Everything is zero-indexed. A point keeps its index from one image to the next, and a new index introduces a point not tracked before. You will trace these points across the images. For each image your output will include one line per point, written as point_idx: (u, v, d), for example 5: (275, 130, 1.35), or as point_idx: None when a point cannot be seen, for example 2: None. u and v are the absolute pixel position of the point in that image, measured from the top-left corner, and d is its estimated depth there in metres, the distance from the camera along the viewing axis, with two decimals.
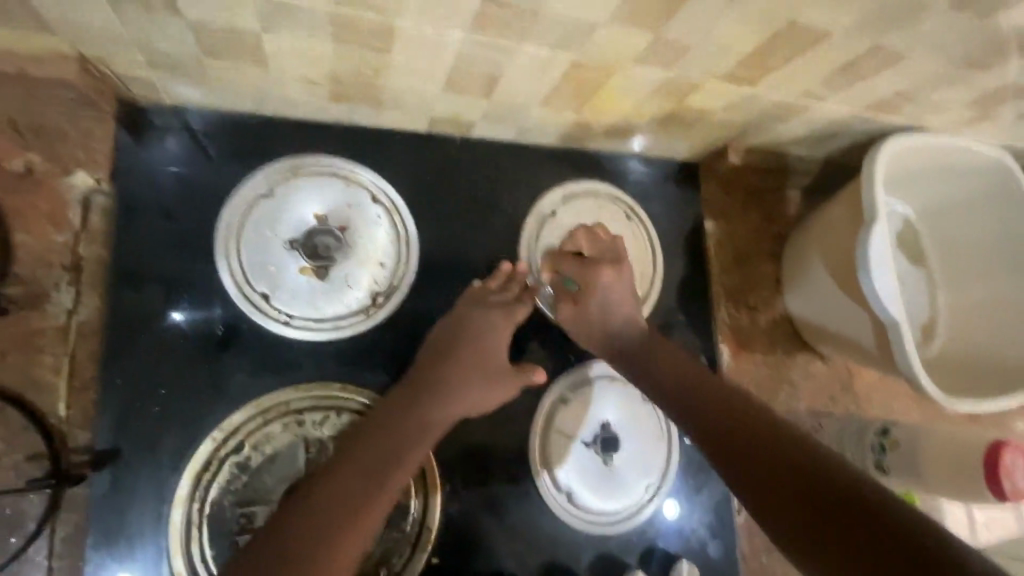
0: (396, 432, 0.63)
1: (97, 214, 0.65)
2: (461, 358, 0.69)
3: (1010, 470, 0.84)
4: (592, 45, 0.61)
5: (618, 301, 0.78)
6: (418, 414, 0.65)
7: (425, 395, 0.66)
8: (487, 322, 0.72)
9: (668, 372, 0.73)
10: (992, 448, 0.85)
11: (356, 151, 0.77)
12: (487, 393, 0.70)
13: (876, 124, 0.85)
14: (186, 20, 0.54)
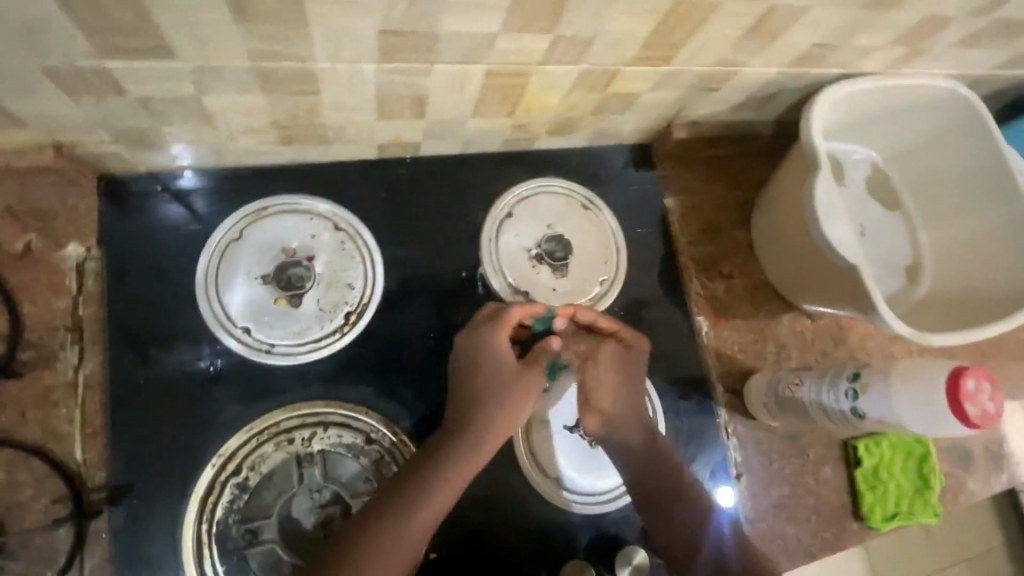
0: (436, 476, 0.67)
1: (91, 278, 0.74)
2: (488, 396, 0.73)
3: (976, 394, 0.62)
4: (496, 54, 0.65)
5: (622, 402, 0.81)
6: (459, 460, 0.69)
7: (463, 441, 0.70)
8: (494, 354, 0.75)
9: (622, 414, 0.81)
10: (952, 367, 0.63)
11: (314, 186, 0.83)
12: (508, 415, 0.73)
13: (811, 78, 0.86)
14: (131, 97, 0.61)
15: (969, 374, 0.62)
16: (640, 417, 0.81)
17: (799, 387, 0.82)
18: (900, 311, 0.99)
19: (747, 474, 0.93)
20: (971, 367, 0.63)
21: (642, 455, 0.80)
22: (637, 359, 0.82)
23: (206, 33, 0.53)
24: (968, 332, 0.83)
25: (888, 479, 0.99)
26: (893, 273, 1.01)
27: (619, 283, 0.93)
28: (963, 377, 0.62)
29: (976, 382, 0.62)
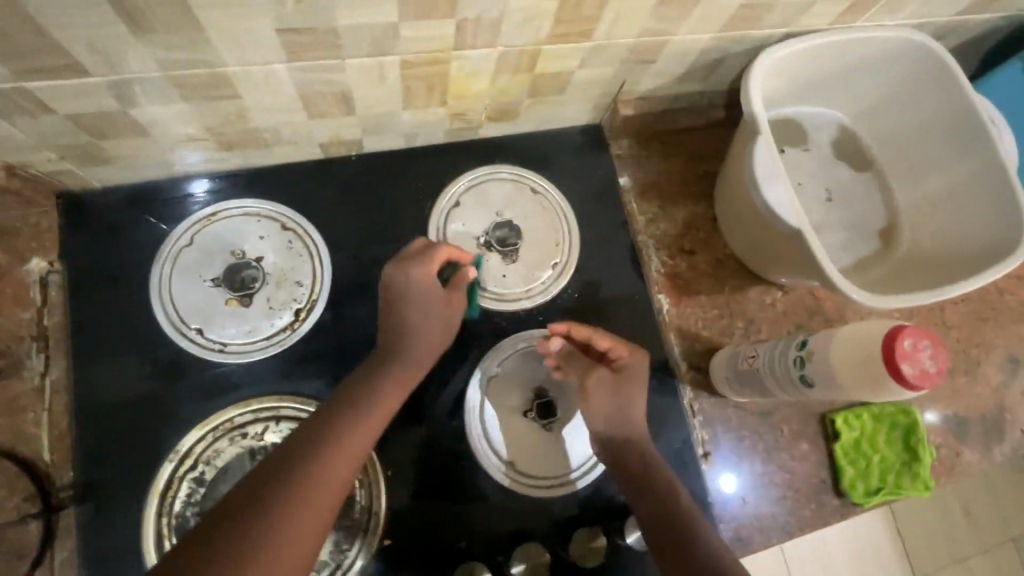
0: (352, 425, 0.65)
1: (54, 290, 0.78)
2: (401, 342, 0.74)
3: (913, 353, 0.58)
4: (405, 44, 0.66)
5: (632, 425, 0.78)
6: (372, 407, 0.67)
7: (372, 390, 0.69)
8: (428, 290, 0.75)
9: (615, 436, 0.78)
10: (891, 327, 0.60)
11: (261, 189, 0.86)
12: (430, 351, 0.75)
13: (752, 40, 0.83)
14: (60, 114, 0.64)
15: (905, 332, 0.59)
16: (630, 420, 0.78)
17: (755, 358, 0.80)
18: (871, 276, 0.96)
19: (716, 452, 0.91)
20: (910, 326, 0.60)
21: (630, 458, 0.76)
22: (636, 378, 0.79)
23: (108, 47, 0.56)
24: (928, 294, 0.79)
25: (872, 453, 0.95)
26: (864, 237, 0.97)
27: (572, 265, 0.92)
28: (898, 335, 0.59)
29: (914, 341, 0.59)
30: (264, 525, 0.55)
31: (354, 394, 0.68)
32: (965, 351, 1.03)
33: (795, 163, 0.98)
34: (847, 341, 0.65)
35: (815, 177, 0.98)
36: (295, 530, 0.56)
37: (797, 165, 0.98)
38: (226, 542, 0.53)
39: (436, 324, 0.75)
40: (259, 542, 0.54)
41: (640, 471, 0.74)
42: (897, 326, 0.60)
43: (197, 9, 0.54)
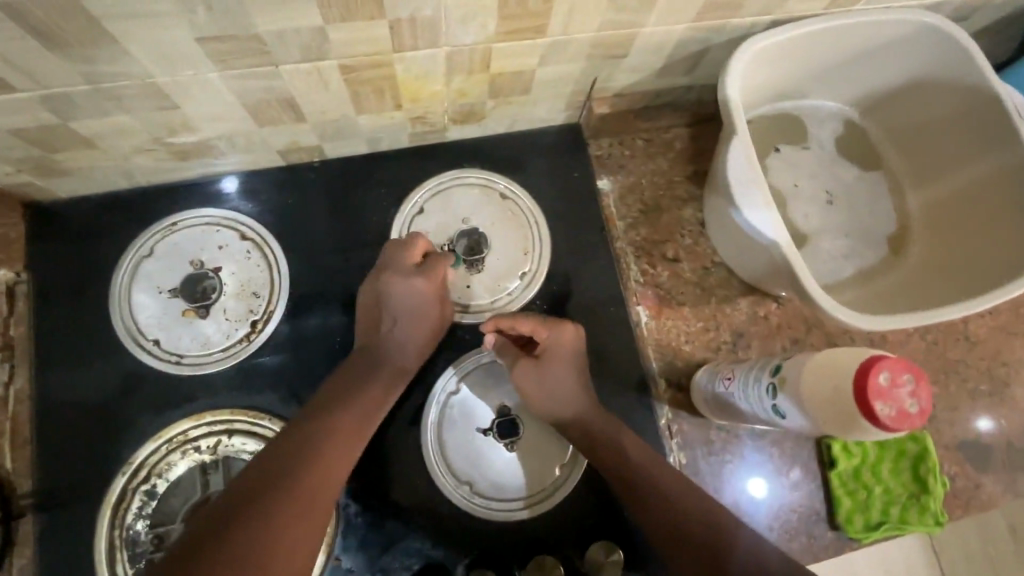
0: (334, 433, 0.66)
1: (21, 300, 0.79)
2: (382, 347, 0.76)
3: (890, 390, 0.53)
4: (338, 47, 0.62)
5: (584, 412, 0.75)
6: (351, 414, 0.69)
7: (350, 397, 0.71)
8: (398, 270, 0.76)
9: (582, 427, 0.75)
10: (866, 357, 0.55)
11: (221, 198, 0.85)
12: (419, 326, 0.78)
13: (735, 30, 0.75)
14: (3, 130, 0.64)
15: (881, 365, 0.53)
16: (592, 411, 0.75)
17: (730, 380, 0.75)
18: (877, 287, 0.86)
19: (696, 477, 0.85)
20: (886, 357, 0.54)
21: (606, 451, 0.73)
22: (563, 358, 0.76)
23: (26, 61, 0.55)
24: (926, 315, 0.70)
25: (873, 484, 0.86)
26: (869, 245, 0.88)
27: (541, 275, 0.88)
28: (873, 369, 0.53)
29: (891, 376, 0.53)
30: (271, 524, 0.55)
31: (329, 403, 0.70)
32: (990, 371, 0.92)
33: (792, 163, 0.90)
34: (818, 369, 0.59)
35: (813, 179, 0.90)
36: (297, 526, 0.57)
37: (794, 165, 0.90)
38: (231, 541, 0.53)
39: (413, 298, 0.76)
40: (264, 535, 0.54)
41: (618, 462, 0.72)
42: (874, 356, 0.55)
43: (106, 21, 0.52)
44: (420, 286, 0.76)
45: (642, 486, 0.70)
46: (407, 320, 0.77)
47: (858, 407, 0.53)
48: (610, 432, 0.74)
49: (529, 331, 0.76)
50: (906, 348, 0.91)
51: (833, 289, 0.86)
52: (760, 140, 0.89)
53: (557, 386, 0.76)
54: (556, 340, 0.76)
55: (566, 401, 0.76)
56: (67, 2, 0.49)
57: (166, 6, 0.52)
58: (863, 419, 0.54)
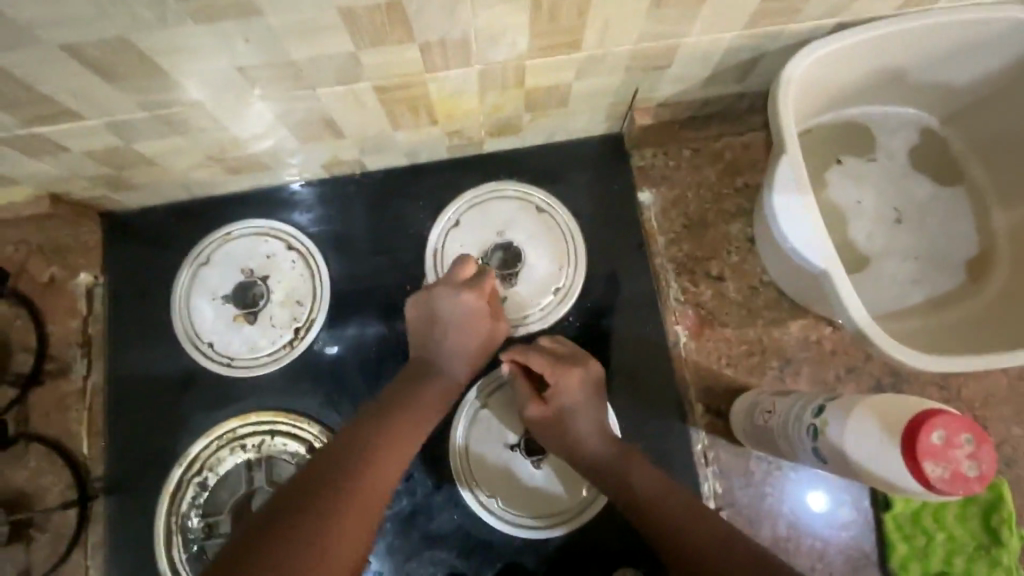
0: (384, 438, 0.66)
1: (97, 301, 0.87)
2: (432, 361, 0.76)
3: (943, 450, 0.49)
4: (372, 71, 0.63)
5: (591, 445, 0.74)
6: (402, 420, 0.69)
7: (401, 404, 0.70)
8: (449, 284, 0.77)
9: (586, 459, 0.74)
10: (918, 412, 0.51)
11: (270, 209, 0.89)
12: (469, 334, 0.76)
13: (792, 36, 0.69)
14: (78, 152, 0.71)
15: (935, 423, 0.50)
16: (601, 446, 0.74)
17: (772, 415, 0.71)
18: (950, 315, 0.78)
19: (732, 508, 0.81)
20: (942, 414, 0.50)
21: (610, 481, 0.72)
22: (571, 395, 0.76)
23: (90, 92, 0.60)
24: (996, 356, 0.64)
25: (934, 529, 0.78)
26: (941, 268, 0.80)
27: (575, 290, 0.86)
28: (926, 427, 0.50)
29: (945, 434, 0.50)
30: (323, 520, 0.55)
31: (382, 410, 0.70)
32: None
33: (855, 176, 0.82)
34: (862, 419, 0.56)
35: (880, 193, 0.82)
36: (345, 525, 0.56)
37: (858, 178, 0.82)
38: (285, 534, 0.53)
39: (465, 315, 0.76)
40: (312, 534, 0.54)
41: (620, 492, 0.71)
42: (928, 407, 0.52)
43: (157, 55, 0.56)
44: (470, 301, 0.75)
45: (648, 513, 0.69)
46: (457, 328, 0.76)
47: (908, 467, 0.51)
48: (617, 463, 0.73)
49: (538, 369, 0.77)
50: (983, 383, 0.82)
51: (897, 317, 0.79)
52: (820, 151, 0.82)
53: (570, 420, 0.75)
54: (565, 383, 0.76)
55: (568, 435, 0.75)
56: (121, 41, 0.53)
57: (208, 40, 0.55)
58: (912, 479, 0.51)
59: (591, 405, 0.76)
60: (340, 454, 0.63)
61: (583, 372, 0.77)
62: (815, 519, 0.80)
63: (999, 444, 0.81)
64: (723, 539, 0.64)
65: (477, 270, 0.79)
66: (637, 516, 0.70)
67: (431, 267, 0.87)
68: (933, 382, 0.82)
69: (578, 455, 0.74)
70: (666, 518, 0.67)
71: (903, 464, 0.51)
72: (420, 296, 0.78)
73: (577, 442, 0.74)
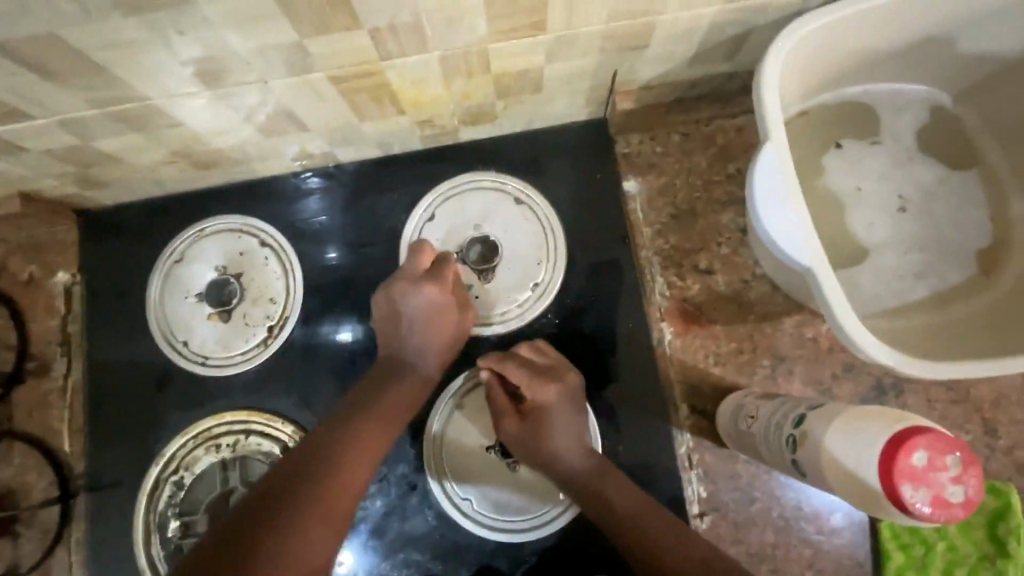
0: (356, 445, 0.63)
1: (75, 300, 0.87)
2: (398, 359, 0.72)
3: (925, 473, 0.45)
4: (323, 60, 0.60)
5: (567, 459, 0.71)
6: (377, 429, 0.66)
7: (372, 412, 0.67)
8: (408, 278, 0.74)
9: (564, 473, 0.71)
10: (901, 430, 0.47)
11: (243, 204, 0.87)
12: (434, 326, 0.73)
13: (781, 8, 0.63)
14: (36, 151, 0.69)
15: (917, 442, 0.45)
16: (577, 462, 0.71)
17: (754, 420, 0.66)
18: (958, 311, 0.72)
19: (717, 513, 0.77)
20: (926, 433, 0.46)
21: (587, 496, 0.70)
22: (549, 409, 0.73)
23: (34, 92, 0.58)
24: (1002, 361, 0.59)
25: (934, 538, 0.74)
26: (949, 261, 0.74)
27: (554, 285, 0.82)
28: (906, 446, 0.46)
29: (928, 455, 0.45)
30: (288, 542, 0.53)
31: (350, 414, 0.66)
32: None
33: (856, 161, 0.76)
34: (842, 433, 0.51)
35: (883, 180, 0.76)
36: (308, 540, 0.54)
37: (859, 164, 0.76)
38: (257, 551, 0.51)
39: (429, 307, 0.73)
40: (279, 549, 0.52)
41: (598, 509, 0.69)
42: (912, 423, 0.47)
43: (92, 52, 0.53)
44: (433, 293, 0.73)
45: (619, 526, 0.67)
46: (422, 321, 0.73)
47: (884, 488, 0.46)
48: (595, 480, 0.70)
49: (514, 381, 0.74)
50: (994, 384, 0.76)
51: (899, 313, 0.73)
52: (817, 134, 0.76)
53: (547, 434, 0.72)
54: (540, 398, 0.73)
55: (543, 449, 0.72)
56: (51, 38, 0.51)
57: (139, 33, 0.52)
58: (890, 503, 0.47)
59: (570, 419, 0.73)
60: (305, 466, 0.60)
61: (562, 383, 0.74)
62: (806, 526, 0.76)
63: (1009, 449, 0.75)
64: (711, 557, 0.60)
65: (438, 259, 0.76)
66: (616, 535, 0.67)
67: (404, 262, 0.84)
68: (938, 382, 0.77)
69: (553, 467, 0.72)
70: (647, 543, 0.64)
71: (882, 487, 0.47)
72: (381, 291, 0.75)
73: (553, 455, 0.72)
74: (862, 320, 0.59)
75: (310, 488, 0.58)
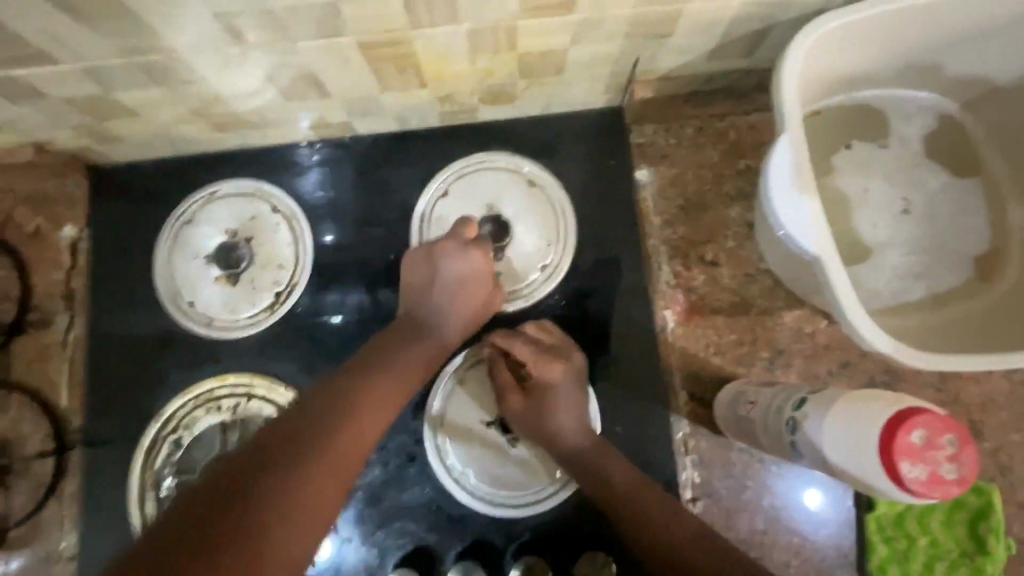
0: (364, 395, 0.61)
1: (82, 255, 0.86)
2: (424, 318, 0.72)
3: (922, 451, 0.47)
4: (354, 24, 0.61)
5: (568, 434, 0.72)
6: (391, 381, 0.64)
7: (390, 364, 0.66)
8: (454, 240, 0.75)
9: (564, 449, 0.72)
10: (900, 410, 0.48)
11: (257, 169, 0.87)
12: (468, 292, 0.74)
13: (802, 6, 0.64)
14: (55, 99, 0.69)
15: (915, 421, 0.47)
16: (578, 438, 0.72)
17: (754, 406, 0.68)
18: (954, 313, 0.74)
19: (709, 499, 0.79)
20: (924, 413, 0.48)
21: (585, 472, 0.71)
22: (554, 385, 0.74)
23: (62, 35, 0.58)
24: (997, 358, 0.61)
25: (918, 534, 0.76)
26: (949, 265, 0.76)
27: (562, 268, 0.84)
28: (905, 426, 0.47)
29: (926, 434, 0.47)
30: (255, 525, 0.47)
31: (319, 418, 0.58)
32: None
33: (864, 163, 0.78)
34: (841, 416, 0.53)
35: (889, 183, 0.78)
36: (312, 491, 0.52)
37: (866, 165, 0.78)
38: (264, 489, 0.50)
39: (470, 271, 0.74)
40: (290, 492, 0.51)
41: (596, 484, 0.70)
42: (910, 403, 0.49)
43: None
44: (477, 260, 0.74)
45: (617, 500, 0.68)
46: (455, 285, 0.74)
47: (884, 467, 0.48)
48: (593, 456, 0.71)
49: (521, 358, 0.75)
50: (983, 387, 0.79)
51: (897, 312, 0.75)
52: (829, 134, 0.78)
53: (551, 408, 0.73)
54: (546, 375, 0.74)
55: (545, 424, 0.73)
56: None
57: None
58: (888, 481, 0.49)
59: (572, 396, 0.74)
60: (315, 413, 0.58)
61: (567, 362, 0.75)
62: (790, 520, 0.78)
63: (994, 451, 0.78)
64: (705, 539, 0.62)
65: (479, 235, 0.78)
66: (615, 511, 0.68)
67: (416, 237, 0.85)
68: (930, 383, 0.79)
69: (553, 439, 0.73)
70: (645, 524, 0.65)
71: (882, 466, 0.48)
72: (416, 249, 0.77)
73: (554, 431, 0.73)
74: (864, 309, 0.61)
75: (318, 435, 0.56)
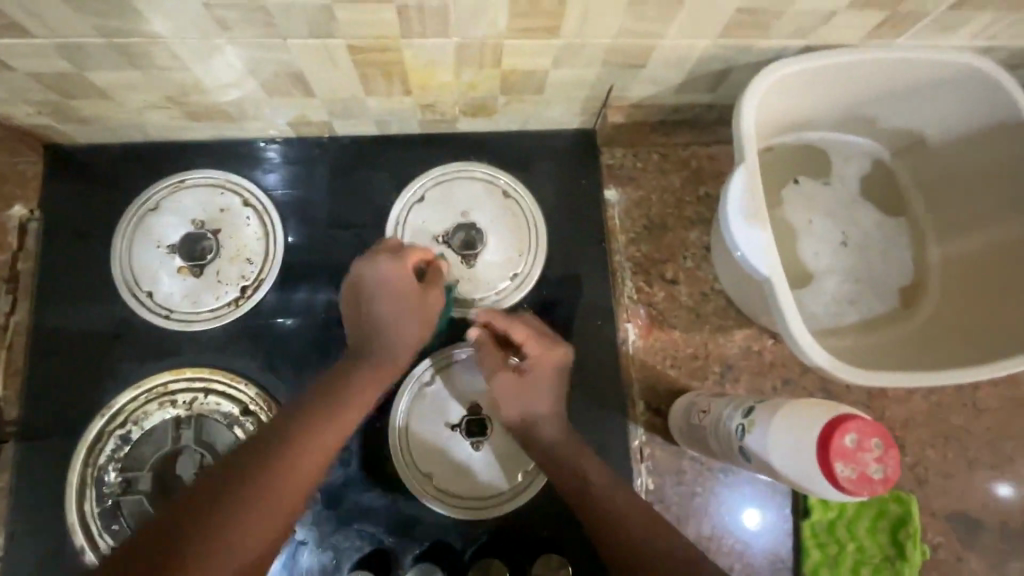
0: (318, 418, 0.63)
1: (31, 237, 0.83)
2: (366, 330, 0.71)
3: (854, 452, 0.52)
4: (347, 27, 0.62)
5: (552, 420, 0.75)
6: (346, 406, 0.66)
7: (346, 387, 0.67)
8: (384, 250, 0.73)
9: (546, 442, 0.74)
10: (836, 416, 0.54)
11: (229, 161, 0.86)
12: (393, 304, 0.70)
13: (761, 51, 0.71)
14: (22, 74, 0.67)
15: (848, 425, 0.53)
16: (559, 425, 0.75)
17: (707, 414, 0.73)
18: (882, 338, 0.82)
19: (661, 505, 0.82)
20: (856, 418, 0.53)
21: (566, 468, 0.72)
22: (544, 368, 0.76)
23: (41, 11, 0.57)
24: (917, 376, 0.68)
25: (847, 540, 0.82)
26: (879, 294, 0.84)
27: (532, 278, 0.87)
28: (840, 430, 0.53)
29: (858, 437, 0.53)
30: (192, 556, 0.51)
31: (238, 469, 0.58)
32: (994, 442, 0.86)
33: (809, 197, 0.86)
34: (786, 422, 0.58)
35: (830, 217, 0.85)
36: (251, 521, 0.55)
37: (811, 199, 0.86)
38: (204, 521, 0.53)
39: (399, 281, 0.70)
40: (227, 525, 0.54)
41: (575, 483, 0.71)
42: (845, 410, 0.54)
43: None
44: (399, 269, 0.70)
45: (590, 502, 0.70)
46: (383, 295, 0.70)
47: (822, 467, 0.53)
48: (573, 453, 0.73)
49: (520, 337, 0.76)
50: (905, 406, 0.87)
51: (833, 334, 0.82)
52: (779, 169, 0.86)
53: (540, 392, 0.75)
54: (540, 356, 0.76)
55: (536, 406, 0.75)
56: None
57: None
58: (825, 479, 0.53)
59: (559, 384, 0.77)
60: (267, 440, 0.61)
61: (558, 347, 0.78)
62: (732, 528, 0.83)
63: (913, 464, 0.86)
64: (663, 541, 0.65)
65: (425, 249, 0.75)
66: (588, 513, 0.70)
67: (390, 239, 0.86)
68: (860, 400, 0.87)
69: (537, 422, 0.75)
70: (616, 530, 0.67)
71: (821, 466, 0.53)
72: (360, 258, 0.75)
73: (543, 413, 0.75)
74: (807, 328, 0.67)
75: (264, 464, 0.58)
